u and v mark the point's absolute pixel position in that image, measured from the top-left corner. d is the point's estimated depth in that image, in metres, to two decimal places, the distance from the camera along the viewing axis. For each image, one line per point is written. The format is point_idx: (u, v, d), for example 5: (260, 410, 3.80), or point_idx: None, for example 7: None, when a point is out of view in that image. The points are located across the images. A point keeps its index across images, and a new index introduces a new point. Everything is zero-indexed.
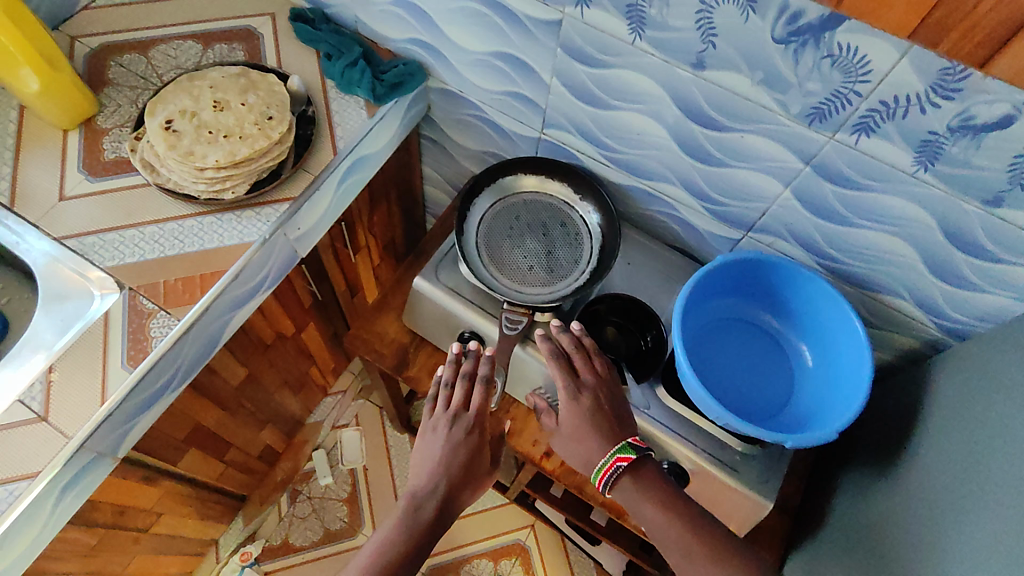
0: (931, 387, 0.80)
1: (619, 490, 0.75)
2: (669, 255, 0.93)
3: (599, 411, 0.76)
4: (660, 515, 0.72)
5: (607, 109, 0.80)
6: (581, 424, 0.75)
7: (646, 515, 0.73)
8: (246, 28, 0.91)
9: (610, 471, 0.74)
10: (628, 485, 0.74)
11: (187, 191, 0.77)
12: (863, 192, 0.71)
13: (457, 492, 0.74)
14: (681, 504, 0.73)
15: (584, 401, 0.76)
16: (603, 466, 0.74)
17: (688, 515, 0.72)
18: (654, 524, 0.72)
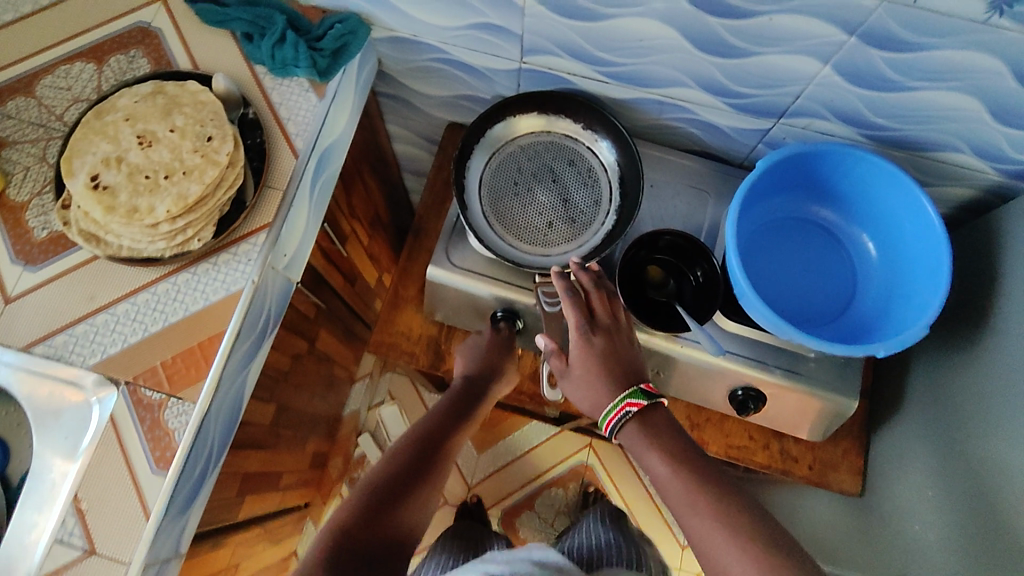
0: (1006, 240, 0.72)
1: (621, 436, 0.63)
2: (689, 163, 0.83)
3: (611, 355, 0.65)
4: (657, 460, 0.59)
5: (598, 20, 0.66)
6: (599, 365, 0.64)
7: (646, 461, 0.60)
8: (138, 26, 0.75)
9: (617, 417, 0.62)
10: (632, 432, 0.61)
11: (147, 253, 0.65)
12: (919, 51, 0.59)
13: (480, 380, 0.77)
14: (692, 456, 0.59)
15: (597, 342, 0.65)
16: (610, 412, 0.63)
17: (706, 471, 0.58)
18: (655, 475, 0.59)
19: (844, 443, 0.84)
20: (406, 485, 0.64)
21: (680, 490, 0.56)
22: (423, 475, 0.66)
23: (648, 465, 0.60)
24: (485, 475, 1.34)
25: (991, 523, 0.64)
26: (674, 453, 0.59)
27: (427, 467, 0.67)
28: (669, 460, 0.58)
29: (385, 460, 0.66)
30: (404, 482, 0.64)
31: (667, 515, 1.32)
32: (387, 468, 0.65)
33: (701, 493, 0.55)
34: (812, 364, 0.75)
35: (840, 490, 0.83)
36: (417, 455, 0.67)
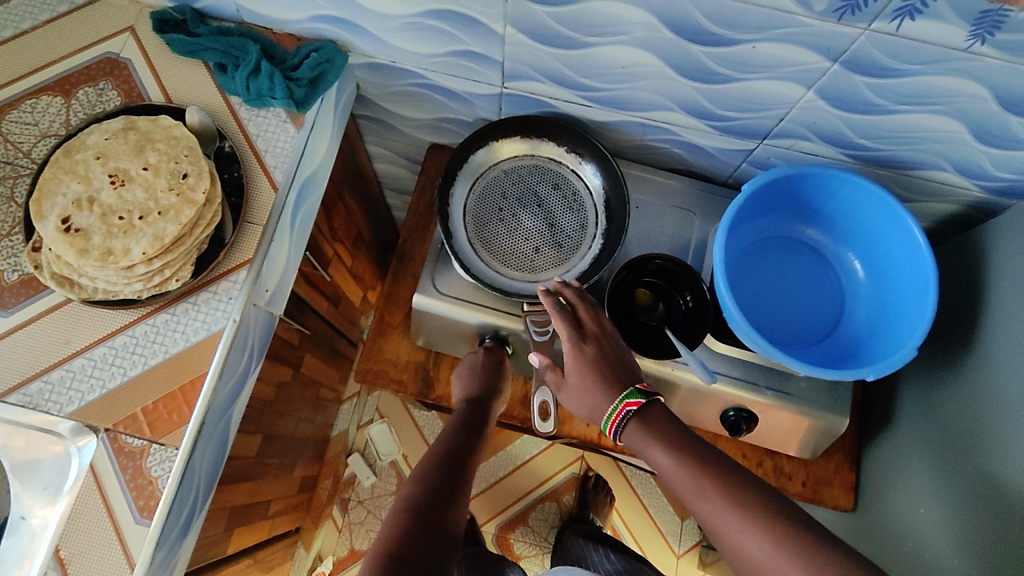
0: (990, 257, 0.72)
1: (625, 433, 0.62)
2: (673, 183, 0.82)
3: (604, 361, 0.64)
4: (664, 455, 0.58)
5: (581, 48, 0.65)
6: (593, 373, 0.64)
7: (653, 457, 0.59)
8: (107, 57, 0.72)
9: (617, 418, 0.62)
10: (634, 431, 0.61)
11: (123, 296, 0.63)
12: (902, 77, 0.59)
13: (486, 395, 0.76)
14: (695, 445, 0.58)
15: (587, 350, 0.65)
16: (610, 414, 0.62)
17: (713, 460, 0.57)
18: (662, 469, 0.58)
19: (835, 459, 0.84)
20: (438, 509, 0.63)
21: (688, 482, 0.56)
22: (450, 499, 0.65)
23: (654, 459, 0.59)
24: (478, 490, 1.33)
25: (984, 540, 0.65)
26: (676, 444, 0.58)
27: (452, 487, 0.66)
28: (673, 451, 0.58)
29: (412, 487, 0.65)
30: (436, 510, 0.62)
31: (661, 524, 1.32)
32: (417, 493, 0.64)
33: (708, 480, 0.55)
34: (802, 383, 0.75)
35: (833, 505, 0.84)
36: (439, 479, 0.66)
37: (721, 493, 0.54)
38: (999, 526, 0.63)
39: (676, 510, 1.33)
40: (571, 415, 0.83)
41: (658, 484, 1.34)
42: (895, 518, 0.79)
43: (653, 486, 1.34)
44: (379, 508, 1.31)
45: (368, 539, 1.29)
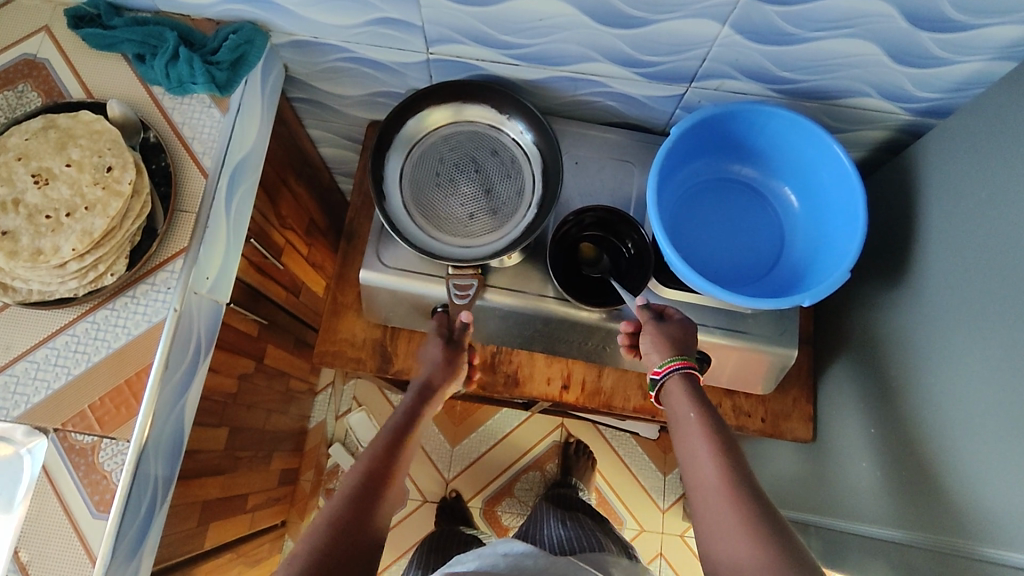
0: (921, 177, 0.73)
1: (668, 399, 0.65)
2: (611, 136, 0.82)
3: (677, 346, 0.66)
4: (698, 437, 0.60)
5: (496, 4, 0.65)
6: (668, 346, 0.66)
7: (684, 431, 0.61)
8: (23, 59, 0.71)
9: (671, 368, 0.64)
10: (682, 395, 0.63)
11: (59, 295, 0.63)
12: (811, 2, 0.59)
13: (435, 381, 0.73)
14: (725, 441, 0.59)
15: (666, 331, 0.67)
16: (667, 362, 0.65)
17: (740, 462, 0.58)
18: (694, 451, 0.59)
19: (792, 393, 0.87)
20: (377, 497, 0.59)
21: (707, 468, 0.57)
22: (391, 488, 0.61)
23: (683, 430, 0.61)
24: (462, 467, 1.34)
25: (931, 452, 0.67)
26: (710, 433, 0.60)
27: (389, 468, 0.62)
28: (705, 437, 0.59)
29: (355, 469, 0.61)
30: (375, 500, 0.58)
31: (644, 482, 1.34)
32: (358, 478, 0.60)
33: (723, 472, 0.57)
34: (752, 321, 0.76)
35: (793, 437, 0.86)
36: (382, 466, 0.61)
37: (731, 486, 0.55)
38: (943, 437, 0.65)
39: (657, 466, 1.35)
40: (531, 374, 0.84)
41: (638, 442, 1.36)
42: (850, 444, 0.81)
43: (634, 445, 1.36)
44: None
45: None
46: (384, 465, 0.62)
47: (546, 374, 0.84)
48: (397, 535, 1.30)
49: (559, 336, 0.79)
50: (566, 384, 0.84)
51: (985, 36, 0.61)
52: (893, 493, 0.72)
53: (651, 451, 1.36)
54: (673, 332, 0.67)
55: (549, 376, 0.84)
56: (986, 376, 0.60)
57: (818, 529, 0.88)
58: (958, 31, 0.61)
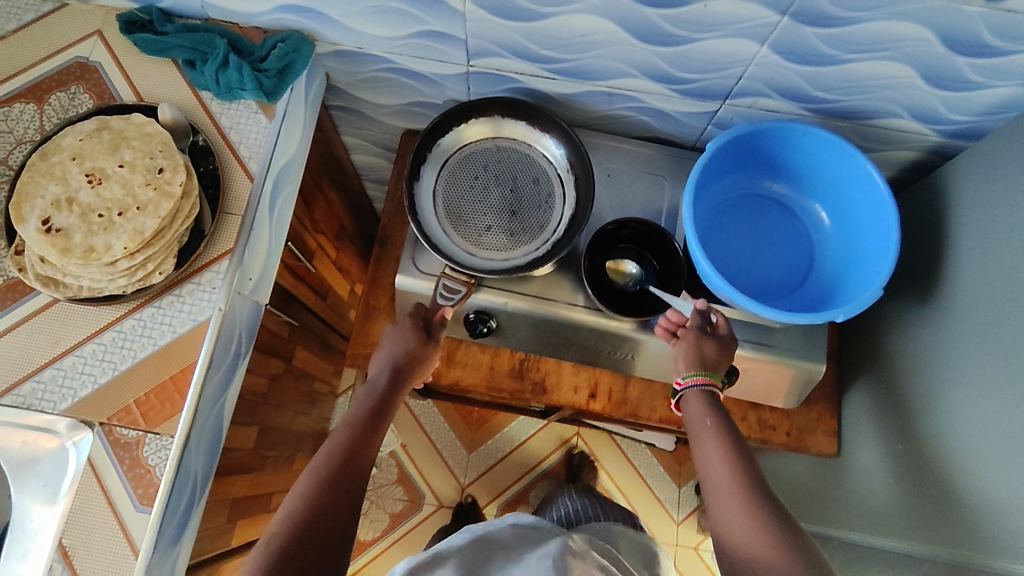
0: (953, 198, 0.74)
1: (687, 404, 0.68)
2: (643, 150, 0.84)
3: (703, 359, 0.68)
4: (712, 441, 0.63)
5: (539, 19, 0.67)
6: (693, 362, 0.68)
7: (699, 436, 0.64)
8: (76, 61, 0.73)
9: (690, 381, 0.67)
10: (697, 406, 0.66)
11: (109, 291, 0.64)
12: (848, 25, 0.61)
13: (408, 366, 0.71)
14: (740, 446, 0.62)
15: (697, 345, 0.68)
16: (690, 375, 0.68)
17: (752, 466, 0.61)
18: (708, 461, 0.62)
19: (817, 407, 0.88)
20: (338, 498, 0.58)
21: (722, 472, 0.61)
22: (356, 485, 0.61)
23: (698, 435, 0.64)
24: (478, 473, 1.35)
25: (958, 468, 0.67)
26: (724, 438, 0.63)
27: (358, 462, 0.62)
28: (719, 443, 0.62)
29: (322, 463, 0.60)
30: (338, 499, 0.58)
31: (658, 493, 1.34)
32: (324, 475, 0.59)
33: (737, 475, 0.60)
34: (780, 335, 0.77)
35: (817, 452, 0.87)
36: (342, 465, 0.61)
37: (737, 494, 0.58)
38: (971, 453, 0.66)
39: (673, 477, 1.35)
40: (559, 382, 0.85)
41: (653, 454, 1.37)
42: (873, 459, 0.81)
43: (649, 457, 1.36)
44: (382, 498, 1.33)
45: (372, 529, 1.31)
46: (348, 464, 0.61)
47: (574, 382, 0.86)
48: (412, 539, 1.31)
49: (589, 345, 0.80)
50: (594, 393, 0.85)
51: (1022, 62, 0.62)
52: (916, 509, 0.73)
53: (666, 463, 1.37)
54: (706, 347, 0.68)
55: (577, 384, 0.85)
56: (1017, 393, 0.61)
57: (839, 545, 0.88)
58: (994, 56, 0.62)
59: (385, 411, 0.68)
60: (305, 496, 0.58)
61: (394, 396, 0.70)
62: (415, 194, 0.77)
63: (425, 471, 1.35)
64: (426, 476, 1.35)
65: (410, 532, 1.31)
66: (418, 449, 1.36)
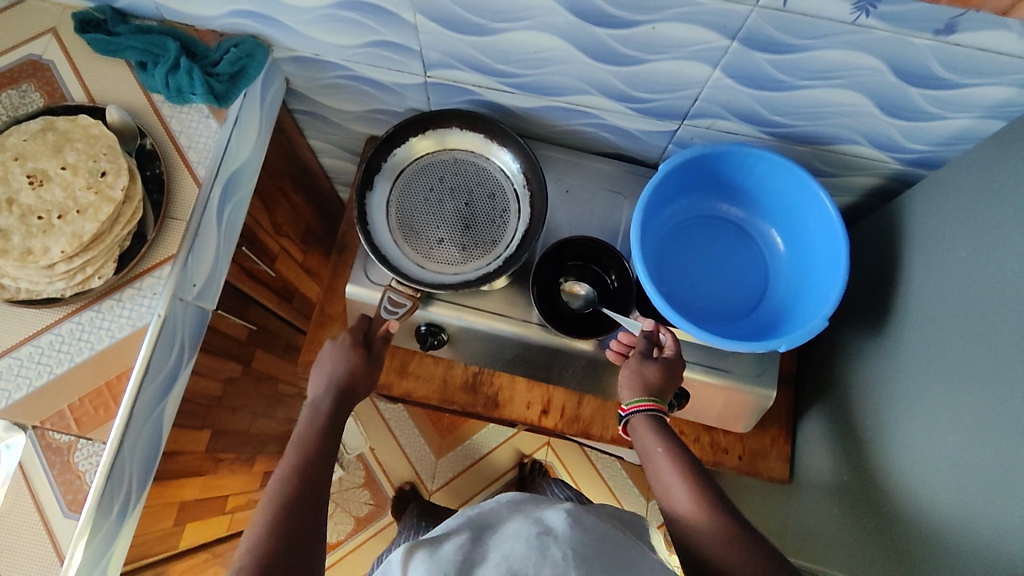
0: (909, 227, 0.73)
1: (636, 430, 0.66)
2: (604, 166, 0.83)
3: (650, 382, 0.67)
4: (672, 469, 0.61)
5: (492, 34, 0.66)
6: (640, 385, 0.67)
7: (656, 465, 0.62)
8: (28, 59, 0.72)
9: (638, 408, 0.65)
10: (648, 433, 0.64)
11: (47, 294, 0.64)
12: (798, 52, 0.60)
13: (353, 381, 0.69)
14: (698, 468, 0.61)
15: (640, 367, 0.67)
16: (638, 400, 0.66)
17: (715, 491, 0.59)
18: (671, 491, 0.60)
19: (771, 431, 0.87)
20: (300, 517, 0.57)
21: (687, 500, 0.59)
22: (316, 509, 0.59)
23: (656, 464, 0.62)
24: (446, 479, 1.35)
25: (902, 503, 0.67)
26: (682, 464, 0.61)
27: (315, 479, 0.61)
28: (679, 469, 0.61)
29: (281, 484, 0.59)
30: (300, 527, 0.57)
31: (624, 505, 1.34)
32: (284, 497, 0.58)
33: (703, 504, 0.58)
34: (732, 360, 0.77)
35: (770, 477, 0.86)
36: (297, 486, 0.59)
37: (712, 519, 0.56)
38: (915, 489, 0.65)
39: (640, 491, 1.35)
40: (511, 398, 0.85)
41: (622, 466, 1.36)
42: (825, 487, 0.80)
43: (617, 469, 1.36)
44: (348, 500, 1.32)
45: (337, 531, 1.30)
46: (306, 484, 0.60)
47: (527, 398, 0.85)
48: (375, 544, 1.30)
49: (540, 362, 0.80)
50: (546, 409, 0.85)
51: (974, 95, 0.61)
52: (861, 542, 0.72)
53: (634, 476, 1.36)
54: (650, 370, 0.67)
55: (529, 400, 0.85)
56: (959, 431, 0.60)
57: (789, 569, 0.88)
58: (947, 89, 0.61)
59: (334, 429, 0.66)
60: (266, 528, 0.56)
61: (339, 412, 0.68)
62: (366, 205, 0.76)
63: (393, 476, 1.34)
64: (394, 480, 1.34)
65: (373, 536, 1.31)
66: (386, 453, 1.36)
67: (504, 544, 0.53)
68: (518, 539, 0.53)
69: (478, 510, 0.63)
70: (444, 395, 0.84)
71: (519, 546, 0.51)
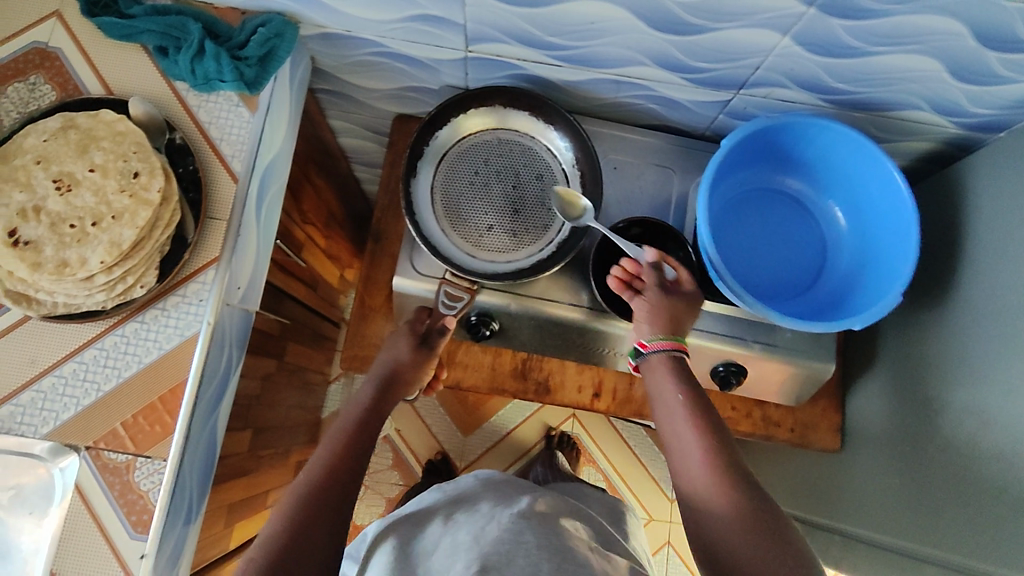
0: (971, 196, 0.71)
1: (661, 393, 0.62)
2: (650, 140, 0.80)
3: (666, 318, 0.66)
4: (680, 412, 0.60)
5: (545, 5, 0.61)
6: (660, 324, 0.66)
7: (665, 405, 0.61)
8: (34, 48, 0.66)
9: (655, 347, 0.64)
10: (664, 367, 0.64)
11: (87, 307, 0.60)
12: (880, 17, 0.56)
13: (400, 374, 0.69)
14: (709, 418, 0.59)
15: (661, 304, 0.66)
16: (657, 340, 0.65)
17: (721, 438, 0.58)
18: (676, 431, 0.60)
19: (821, 403, 0.86)
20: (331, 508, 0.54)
21: (707, 485, 0.55)
22: (350, 494, 0.56)
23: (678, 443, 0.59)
24: (475, 456, 1.34)
25: (968, 472, 0.66)
26: (695, 412, 0.60)
27: (353, 471, 0.58)
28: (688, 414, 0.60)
29: (315, 472, 0.56)
30: (331, 505, 0.54)
31: (653, 472, 1.34)
32: (316, 485, 0.55)
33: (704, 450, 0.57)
34: (790, 335, 0.75)
35: (821, 447, 0.86)
36: (329, 479, 0.56)
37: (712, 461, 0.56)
38: (981, 459, 0.64)
39: (668, 457, 1.36)
40: (563, 383, 0.83)
41: (649, 434, 1.36)
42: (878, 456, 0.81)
43: (644, 436, 1.36)
44: (378, 483, 1.31)
45: (370, 514, 1.29)
46: (338, 477, 0.56)
47: (579, 381, 0.83)
48: None
49: (594, 346, 0.78)
50: (598, 392, 0.83)
51: None
52: (924, 511, 0.71)
53: (661, 443, 1.37)
54: (669, 307, 0.66)
55: (581, 383, 0.83)
56: None
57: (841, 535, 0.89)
58: None
59: (376, 422, 0.64)
60: (293, 511, 0.53)
61: (385, 406, 0.67)
62: (411, 192, 0.72)
63: (422, 455, 1.33)
64: (422, 459, 1.33)
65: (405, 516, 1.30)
66: (413, 432, 1.35)
67: (490, 523, 0.57)
68: (497, 521, 0.58)
69: (456, 490, 0.68)
70: (493, 382, 0.82)
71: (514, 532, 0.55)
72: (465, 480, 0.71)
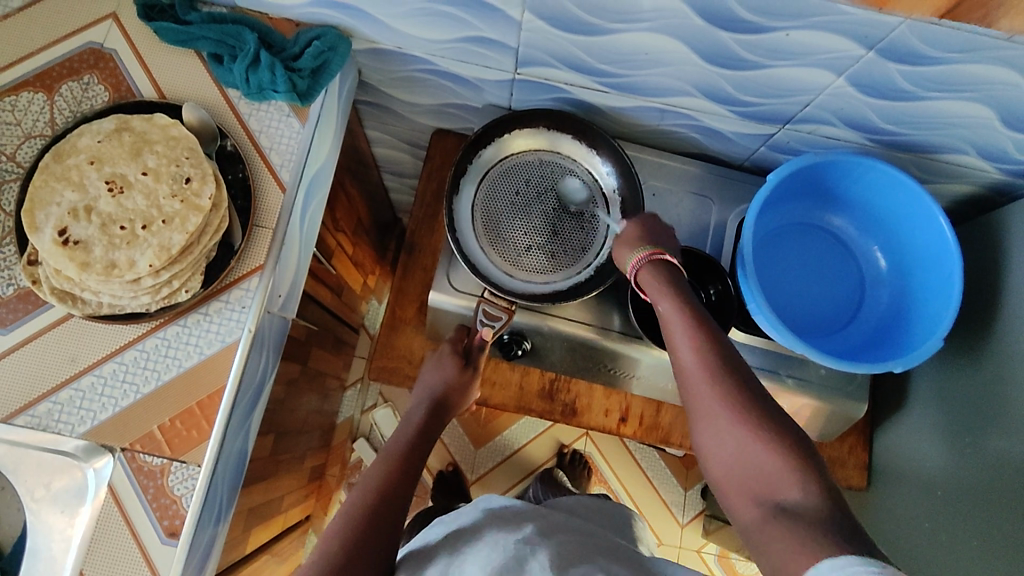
0: (1012, 242, 0.71)
1: (677, 349, 0.54)
2: (689, 168, 0.80)
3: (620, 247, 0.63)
4: (671, 307, 0.55)
5: (603, 34, 0.62)
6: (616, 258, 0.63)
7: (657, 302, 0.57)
8: (89, 48, 0.67)
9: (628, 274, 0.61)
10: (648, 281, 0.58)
11: (131, 309, 0.60)
12: (937, 65, 0.57)
13: (448, 397, 0.70)
14: (703, 316, 0.55)
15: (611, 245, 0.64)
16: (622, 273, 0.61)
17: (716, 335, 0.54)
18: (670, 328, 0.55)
19: (848, 439, 0.86)
20: (379, 526, 0.54)
21: (701, 384, 0.52)
22: (398, 518, 0.56)
23: (700, 404, 0.52)
24: (486, 470, 1.34)
25: (1001, 520, 0.66)
26: (688, 311, 0.55)
27: (400, 490, 0.58)
28: (681, 314, 0.55)
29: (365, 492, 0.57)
30: (380, 527, 0.54)
31: (664, 496, 1.34)
32: (365, 504, 0.55)
33: (697, 349, 0.53)
34: (822, 371, 0.75)
35: (846, 485, 0.86)
36: (378, 499, 0.56)
37: (705, 359, 0.52)
38: (1014, 508, 0.64)
39: (679, 481, 1.35)
40: (590, 406, 0.83)
41: (661, 457, 1.36)
42: (903, 495, 0.80)
43: (656, 459, 1.36)
44: None
45: None
46: (385, 496, 0.57)
47: (605, 405, 0.84)
48: None
49: (625, 370, 0.78)
50: (624, 417, 0.83)
51: None
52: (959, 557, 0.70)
53: (673, 467, 1.36)
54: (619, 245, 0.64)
55: (608, 407, 0.83)
56: None
57: None
58: None
59: (426, 445, 0.65)
60: (343, 531, 0.53)
61: (434, 428, 0.68)
62: (454, 209, 0.73)
63: (433, 466, 1.33)
64: (433, 469, 1.33)
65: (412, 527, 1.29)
66: None
67: (509, 545, 0.57)
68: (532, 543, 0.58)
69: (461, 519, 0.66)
70: (520, 402, 0.83)
71: (545, 557, 0.55)
72: (470, 508, 0.68)
